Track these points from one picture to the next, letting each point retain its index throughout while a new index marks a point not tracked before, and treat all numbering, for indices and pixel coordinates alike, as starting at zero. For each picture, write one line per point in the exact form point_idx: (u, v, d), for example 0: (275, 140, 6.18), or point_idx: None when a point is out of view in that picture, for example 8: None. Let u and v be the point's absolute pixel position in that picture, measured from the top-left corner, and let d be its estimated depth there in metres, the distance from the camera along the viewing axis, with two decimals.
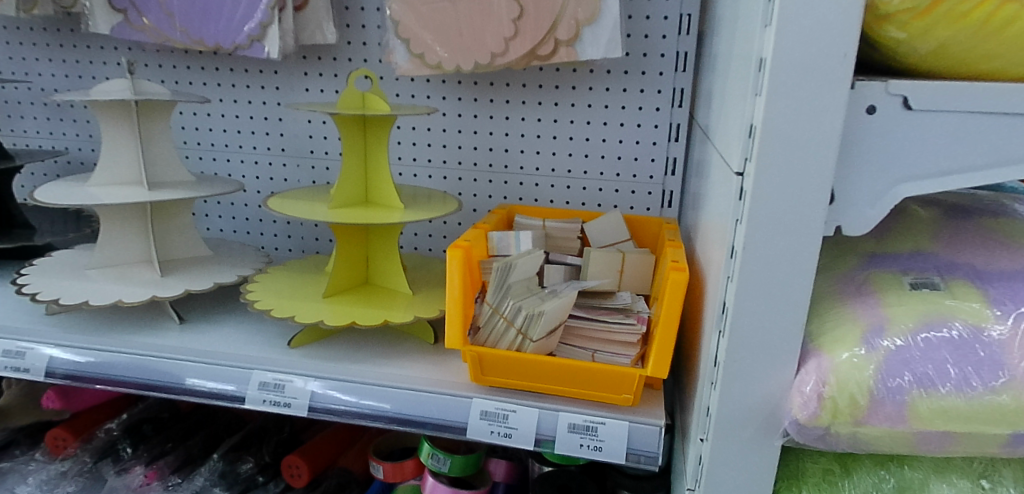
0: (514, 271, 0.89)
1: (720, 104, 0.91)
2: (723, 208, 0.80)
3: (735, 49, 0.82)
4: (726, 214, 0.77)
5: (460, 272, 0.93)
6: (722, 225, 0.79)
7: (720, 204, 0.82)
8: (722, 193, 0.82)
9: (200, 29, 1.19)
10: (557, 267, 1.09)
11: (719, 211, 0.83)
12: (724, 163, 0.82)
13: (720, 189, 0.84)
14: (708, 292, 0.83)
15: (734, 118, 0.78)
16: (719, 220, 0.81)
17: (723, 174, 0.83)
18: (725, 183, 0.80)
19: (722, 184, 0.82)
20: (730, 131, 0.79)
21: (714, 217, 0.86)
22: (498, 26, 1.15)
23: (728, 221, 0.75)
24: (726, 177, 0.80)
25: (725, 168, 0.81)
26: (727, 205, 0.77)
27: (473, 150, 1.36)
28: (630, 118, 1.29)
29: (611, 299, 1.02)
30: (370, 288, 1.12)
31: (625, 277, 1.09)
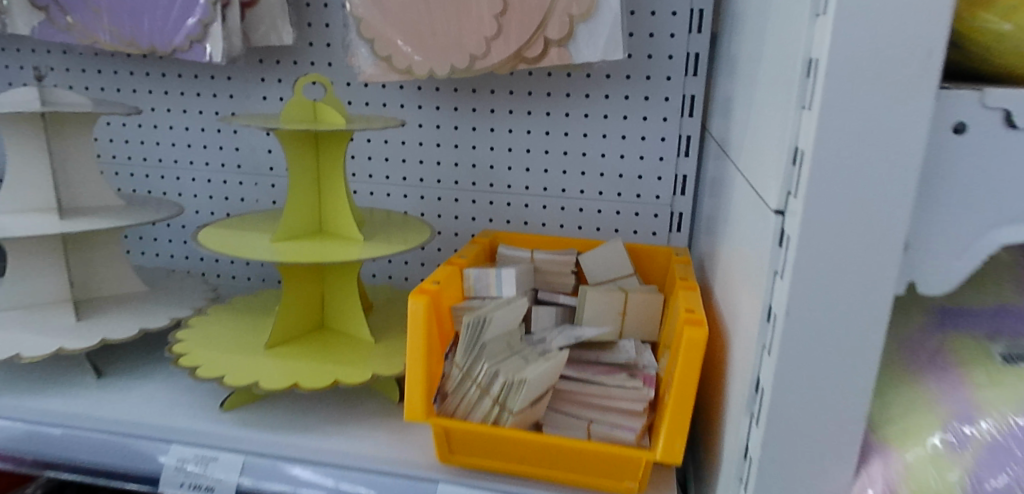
0: (490, 327, 0.71)
1: (745, 119, 0.74)
2: (753, 253, 0.62)
3: (766, 50, 0.65)
4: (758, 262, 0.60)
5: (422, 325, 0.75)
6: (752, 276, 0.61)
7: (748, 245, 0.65)
8: (751, 234, 0.64)
9: (132, 28, 1.02)
10: (547, 310, 0.92)
11: (746, 255, 0.65)
12: (754, 195, 0.64)
13: (747, 226, 0.66)
14: (733, 356, 0.66)
15: (767, 138, 0.61)
16: (748, 267, 0.64)
17: (751, 209, 0.65)
18: (755, 221, 0.63)
19: (751, 220, 0.65)
20: (761, 156, 0.62)
21: (739, 261, 0.68)
22: (478, 23, 0.98)
23: (762, 273, 0.58)
24: (755, 213, 0.63)
25: (754, 202, 0.64)
26: (759, 250, 0.60)
27: (454, 166, 1.19)
28: (633, 129, 1.12)
29: (611, 352, 0.84)
30: (327, 335, 0.95)
31: (628, 322, 0.91)
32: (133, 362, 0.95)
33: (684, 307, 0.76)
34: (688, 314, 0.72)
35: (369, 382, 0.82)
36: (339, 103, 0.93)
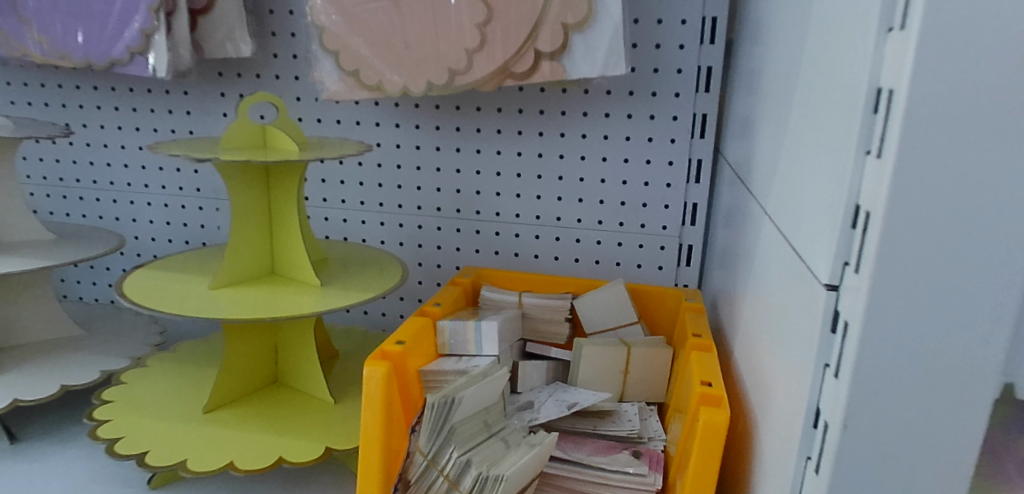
0: (460, 408, 0.57)
1: (770, 150, 0.62)
2: (789, 328, 0.49)
3: (803, 75, 0.52)
4: (797, 342, 0.47)
5: (383, 401, 0.64)
6: (789, 359, 0.48)
7: (782, 315, 0.52)
8: (787, 301, 0.51)
9: (65, 39, 0.90)
10: (536, 366, 0.78)
11: (779, 326, 0.52)
12: (788, 253, 0.52)
13: (779, 290, 0.53)
14: (764, 450, 0.52)
15: (807, 185, 0.48)
16: (782, 344, 0.51)
17: (784, 269, 0.53)
18: (791, 287, 0.50)
19: (785, 284, 0.52)
20: (799, 206, 0.49)
21: (769, 329, 0.55)
22: (457, 33, 0.85)
23: (804, 359, 0.45)
24: (792, 277, 0.50)
25: (790, 261, 0.51)
26: (799, 326, 0.47)
27: (436, 192, 1.07)
28: (636, 151, 0.99)
29: (611, 422, 0.70)
30: (282, 395, 0.82)
31: (630, 382, 0.77)
32: (58, 420, 0.83)
33: (700, 376, 0.62)
34: (704, 388, 0.59)
35: (319, 460, 0.70)
36: (292, 122, 0.85)
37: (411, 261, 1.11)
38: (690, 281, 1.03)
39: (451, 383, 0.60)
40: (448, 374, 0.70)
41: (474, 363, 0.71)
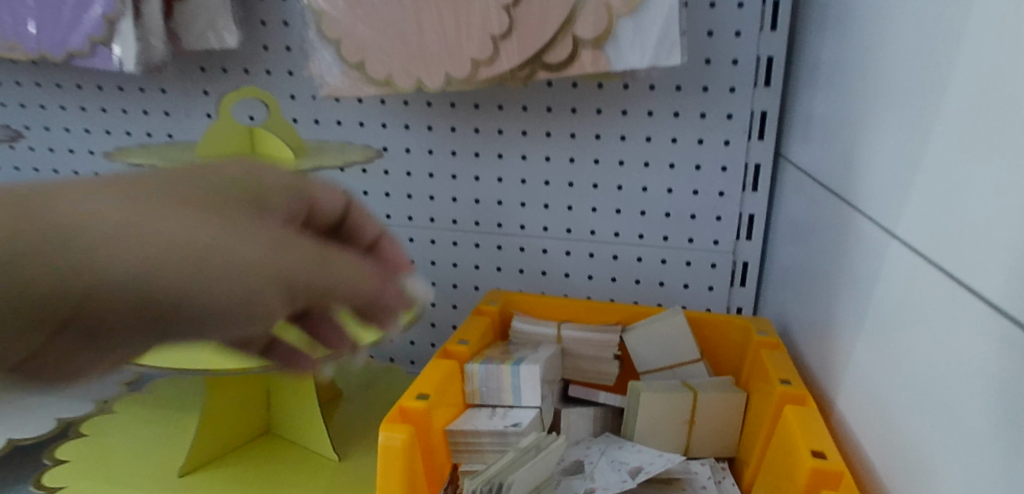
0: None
1: (885, 158, 0.50)
2: (957, 401, 0.37)
3: (962, 59, 0.40)
4: (978, 423, 0.34)
5: (402, 476, 0.50)
6: (955, 446, 0.37)
7: (932, 378, 0.40)
8: (945, 363, 0.38)
9: (15, 27, 0.76)
10: (581, 414, 0.66)
11: (927, 395, 0.40)
12: (948, 296, 0.39)
13: (926, 343, 0.41)
14: None
15: (984, 209, 0.36)
16: (937, 420, 0.39)
17: (934, 318, 0.40)
18: (955, 347, 0.37)
19: (936, 338, 0.40)
20: (968, 238, 0.37)
21: (906, 390, 0.43)
22: (481, 18, 0.72)
23: (994, 451, 0.33)
24: (953, 331, 0.38)
25: (947, 311, 0.39)
26: (978, 402, 0.35)
27: (452, 202, 0.95)
28: (683, 155, 0.86)
29: (680, 490, 0.57)
30: (279, 453, 0.74)
31: (695, 435, 0.64)
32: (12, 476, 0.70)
33: (807, 440, 0.48)
34: (817, 461, 0.45)
35: None
36: (286, 122, 0.73)
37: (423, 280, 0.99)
38: (744, 303, 0.91)
39: (495, 461, 0.45)
40: (483, 436, 0.56)
41: (514, 421, 0.57)
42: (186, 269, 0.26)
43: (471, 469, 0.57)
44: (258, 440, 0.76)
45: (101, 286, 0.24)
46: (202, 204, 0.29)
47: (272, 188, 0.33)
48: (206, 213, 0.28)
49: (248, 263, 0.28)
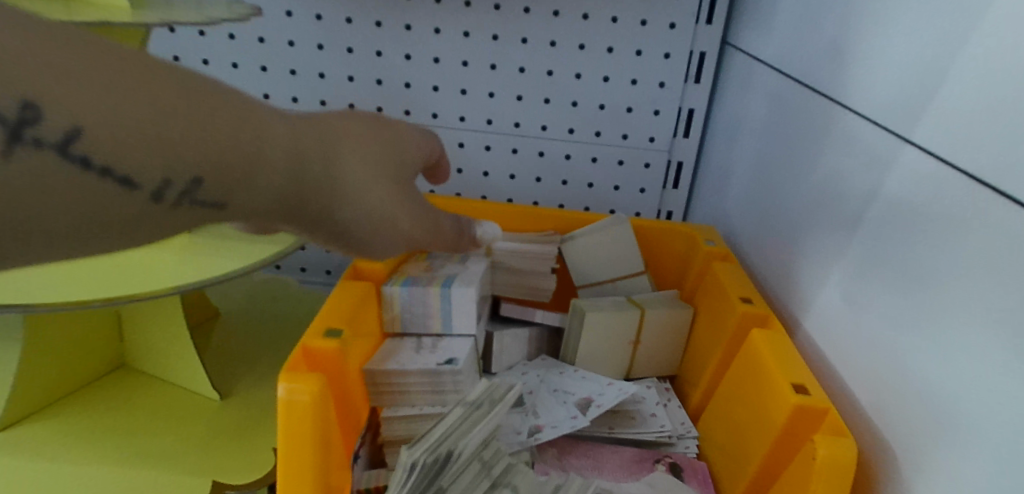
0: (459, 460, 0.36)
1: (894, 47, 0.41)
2: (988, 354, 0.30)
3: None
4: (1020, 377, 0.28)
5: (310, 436, 0.40)
6: (974, 405, 0.31)
7: (950, 326, 0.33)
8: (975, 308, 0.31)
9: None
10: (514, 335, 0.59)
11: (943, 343, 0.33)
12: (989, 220, 0.31)
13: (950, 282, 0.33)
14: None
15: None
16: (948, 369, 0.33)
17: (963, 248, 0.33)
18: (986, 285, 0.31)
19: (971, 279, 0.32)
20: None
21: (909, 331, 0.36)
22: None
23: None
24: (994, 270, 0.31)
25: (988, 246, 0.31)
26: (1005, 346, 0.29)
27: (349, 82, 0.78)
28: (623, 37, 0.74)
29: (629, 420, 0.52)
30: (137, 394, 0.60)
31: (639, 355, 0.59)
32: None
33: (786, 373, 0.42)
34: (801, 396, 0.40)
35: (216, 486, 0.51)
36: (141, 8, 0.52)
37: None
38: (675, 207, 0.83)
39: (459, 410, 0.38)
40: (411, 376, 0.47)
41: (447, 357, 0.48)
42: (389, 206, 0.35)
43: (395, 414, 0.47)
44: (111, 376, 0.62)
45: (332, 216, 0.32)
46: (404, 179, 0.37)
47: (427, 151, 0.41)
48: (397, 174, 0.36)
49: (419, 213, 0.38)
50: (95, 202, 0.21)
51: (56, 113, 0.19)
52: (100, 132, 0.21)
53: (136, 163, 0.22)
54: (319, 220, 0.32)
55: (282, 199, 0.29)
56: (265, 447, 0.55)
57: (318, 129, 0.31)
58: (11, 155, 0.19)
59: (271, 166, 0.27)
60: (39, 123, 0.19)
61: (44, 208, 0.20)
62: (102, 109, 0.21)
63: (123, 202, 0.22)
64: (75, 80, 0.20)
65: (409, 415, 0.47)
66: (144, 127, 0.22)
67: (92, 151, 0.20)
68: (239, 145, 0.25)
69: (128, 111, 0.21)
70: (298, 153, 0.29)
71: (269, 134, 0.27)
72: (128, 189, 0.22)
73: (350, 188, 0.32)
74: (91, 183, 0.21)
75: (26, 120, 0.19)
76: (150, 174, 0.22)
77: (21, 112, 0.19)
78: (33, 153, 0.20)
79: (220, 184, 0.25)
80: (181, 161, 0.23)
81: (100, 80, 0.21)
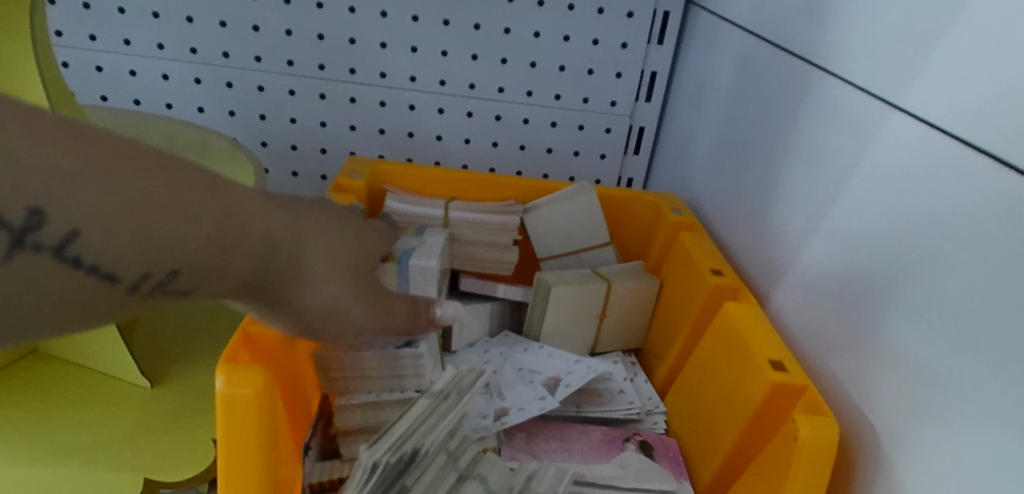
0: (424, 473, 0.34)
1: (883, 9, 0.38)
2: (978, 329, 0.29)
3: None
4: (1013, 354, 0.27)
5: (253, 435, 0.35)
6: (965, 384, 0.29)
7: (937, 303, 0.32)
8: (967, 283, 0.30)
9: None
10: (475, 310, 0.56)
11: (929, 316, 0.32)
12: (984, 193, 0.29)
13: (939, 256, 0.32)
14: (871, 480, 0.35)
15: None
16: (933, 345, 0.31)
17: (959, 221, 0.31)
18: (977, 261, 0.29)
19: (965, 254, 0.30)
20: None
21: (894, 306, 0.35)
22: None
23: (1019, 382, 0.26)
24: (986, 244, 0.29)
25: (979, 220, 0.29)
26: (997, 323, 0.28)
27: (286, 36, 0.71)
28: None
29: (597, 398, 0.51)
30: (49, 384, 0.53)
31: (605, 328, 0.56)
32: None
33: (764, 348, 0.41)
34: (779, 374, 0.38)
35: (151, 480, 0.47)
36: (54, 64, 0.46)
37: (250, 140, 0.77)
38: (636, 174, 0.81)
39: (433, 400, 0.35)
40: (368, 361, 0.43)
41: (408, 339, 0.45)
42: (349, 297, 0.36)
43: (350, 401, 0.44)
44: (17, 364, 0.55)
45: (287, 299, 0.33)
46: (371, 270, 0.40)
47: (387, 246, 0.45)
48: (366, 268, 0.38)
49: (387, 295, 0.39)
50: (76, 292, 0.22)
51: (60, 218, 0.21)
52: (96, 235, 0.22)
53: (119, 262, 0.23)
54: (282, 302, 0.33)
55: (247, 282, 0.30)
56: (205, 438, 0.50)
57: (294, 221, 0.32)
58: (12, 257, 0.20)
59: (240, 255, 0.28)
60: (42, 229, 0.20)
61: (32, 294, 0.21)
62: (99, 213, 0.22)
63: (98, 293, 0.23)
64: (79, 189, 0.21)
65: (366, 402, 0.44)
66: (132, 227, 0.23)
67: (83, 253, 0.21)
68: (215, 238, 0.26)
69: (121, 217, 0.22)
70: (265, 242, 0.30)
71: (246, 225, 0.28)
72: (108, 283, 0.23)
73: (316, 274, 0.34)
74: (75, 277, 0.22)
75: (31, 226, 0.20)
76: (132, 270, 0.24)
77: (27, 219, 0.20)
78: (31, 256, 0.21)
79: (190, 275, 0.26)
80: (158, 258, 0.24)
81: (103, 187, 0.22)
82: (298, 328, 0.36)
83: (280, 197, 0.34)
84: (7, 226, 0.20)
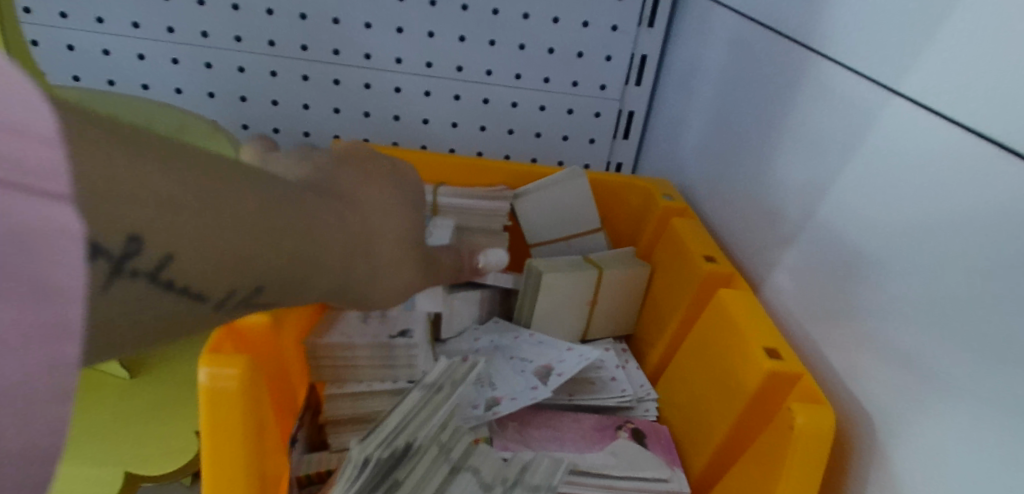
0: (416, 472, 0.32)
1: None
2: (976, 316, 0.29)
3: None
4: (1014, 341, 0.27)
5: (239, 428, 0.34)
6: (966, 374, 0.29)
7: (936, 289, 0.31)
8: (964, 270, 0.30)
9: None
10: (465, 297, 0.55)
11: (926, 304, 0.32)
12: (984, 181, 0.29)
13: (937, 242, 0.31)
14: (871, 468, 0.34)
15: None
16: (932, 333, 0.31)
17: (959, 207, 0.30)
18: (977, 249, 0.29)
19: (964, 244, 0.30)
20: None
21: (892, 293, 0.34)
22: None
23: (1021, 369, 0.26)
24: (986, 233, 0.29)
25: (982, 206, 0.29)
26: (995, 310, 0.28)
27: (267, 15, 0.68)
28: None
29: (589, 386, 0.50)
30: None
31: (596, 315, 0.56)
32: None
33: (758, 336, 0.40)
34: (774, 362, 0.38)
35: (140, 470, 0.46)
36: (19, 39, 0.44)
37: (231, 123, 0.75)
38: (625, 159, 0.80)
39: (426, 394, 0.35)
40: (359, 350, 0.42)
41: (401, 328, 0.44)
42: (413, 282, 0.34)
43: (341, 391, 0.43)
44: None
45: (368, 298, 0.32)
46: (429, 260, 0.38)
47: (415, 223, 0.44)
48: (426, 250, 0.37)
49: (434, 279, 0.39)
50: (168, 315, 0.21)
51: (157, 242, 0.20)
52: (189, 256, 0.21)
53: (209, 281, 0.22)
54: (363, 300, 0.32)
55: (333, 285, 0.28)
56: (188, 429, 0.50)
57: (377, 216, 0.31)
58: (112, 285, 0.19)
59: (323, 268, 0.27)
60: (140, 254, 0.19)
61: (130, 321, 0.20)
62: (193, 234, 0.21)
63: (191, 313, 0.22)
64: (177, 212, 0.20)
65: (356, 392, 0.43)
66: (222, 248, 0.22)
67: (177, 276, 0.21)
68: (300, 252, 0.25)
69: (209, 237, 0.21)
70: (350, 250, 0.28)
71: (329, 235, 0.27)
72: (198, 302, 0.22)
73: (394, 266, 0.32)
74: (169, 300, 0.21)
75: (129, 252, 0.19)
76: (220, 287, 0.23)
77: (126, 245, 0.19)
78: (129, 282, 0.19)
79: (273, 286, 0.25)
80: (242, 273, 0.23)
81: (196, 209, 0.21)
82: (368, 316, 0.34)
83: (361, 177, 0.32)
84: (106, 252, 0.19)
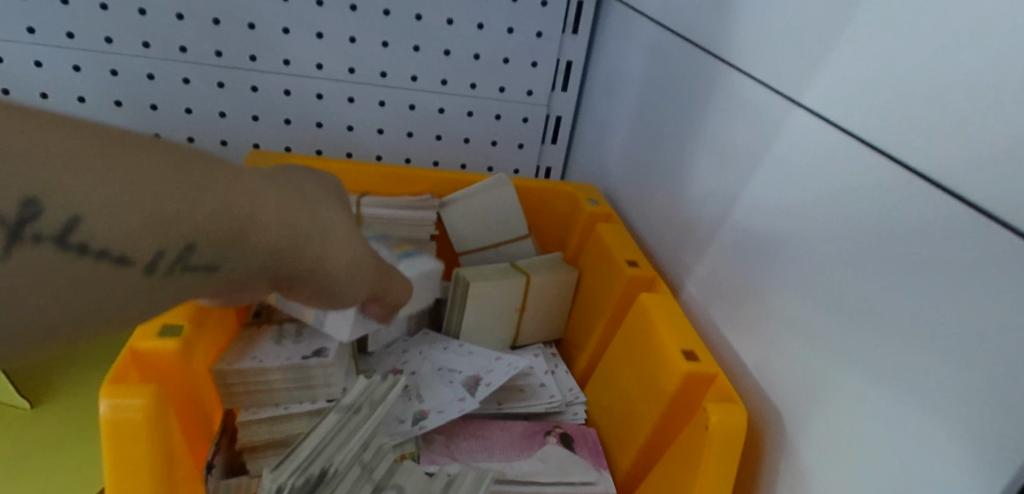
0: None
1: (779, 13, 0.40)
2: (873, 314, 0.30)
3: None
4: (907, 338, 0.28)
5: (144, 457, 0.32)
6: (866, 370, 0.31)
7: (836, 290, 0.33)
8: (859, 272, 0.32)
9: None
10: None
11: (828, 304, 0.34)
12: (872, 191, 0.31)
13: (835, 246, 0.33)
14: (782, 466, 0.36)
15: (966, 92, 0.27)
16: (835, 332, 0.33)
17: (854, 213, 0.32)
18: (872, 252, 0.31)
19: (859, 247, 0.32)
20: (934, 128, 0.28)
21: (797, 295, 0.36)
22: None
23: (915, 364, 0.28)
24: (878, 237, 0.31)
25: (874, 213, 0.31)
26: (889, 308, 0.30)
27: (177, 19, 0.65)
28: None
29: (518, 393, 0.51)
30: None
31: (525, 321, 0.56)
32: None
33: (674, 338, 0.42)
34: (690, 364, 0.39)
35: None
36: None
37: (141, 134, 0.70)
38: (554, 163, 0.81)
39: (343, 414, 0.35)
40: (274, 372, 0.41)
41: (316, 348, 0.43)
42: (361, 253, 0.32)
43: (256, 416, 0.41)
44: None
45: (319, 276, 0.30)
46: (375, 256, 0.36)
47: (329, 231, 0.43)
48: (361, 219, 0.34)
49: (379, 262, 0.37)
50: (88, 285, 0.19)
51: (55, 202, 0.18)
52: (101, 217, 0.19)
53: (131, 243, 0.20)
54: (319, 276, 0.30)
55: (280, 253, 0.26)
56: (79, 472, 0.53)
57: (302, 188, 0.29)
58: (12, 253, 0.17)
59: (264, 228, 0.25)
60: (40, 219, 0.17)
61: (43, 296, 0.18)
62: (98, 193, 0.19)
63: (114, 280, 0.20)
64: (73, 170, 0.18)
65: (274, 415, 0.41)
66: (138, 206, 0.20)
67: (92, 238, 0.18)
68: (231, 211, 0.23)
69: (119, 196, 0.19)
70: (288, 215, 0.26)
71: (260, 193, 0.25)
72: (123, 268, 0.20)
73: (339, 235, 0.30)
74: (85, 268, 0.19)
75: (26, 218, 0.17)
76: (148, 249, 0.20)
77: (22, 210, 0.17)
78: (33, 249, 0.18)
79: (213, 249, 0.23)
80: (171, 231, 0.21)
81: (97, 166, 0.19)
82: (321, 301, 0.32)
83: (280, 164, 0.31)
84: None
